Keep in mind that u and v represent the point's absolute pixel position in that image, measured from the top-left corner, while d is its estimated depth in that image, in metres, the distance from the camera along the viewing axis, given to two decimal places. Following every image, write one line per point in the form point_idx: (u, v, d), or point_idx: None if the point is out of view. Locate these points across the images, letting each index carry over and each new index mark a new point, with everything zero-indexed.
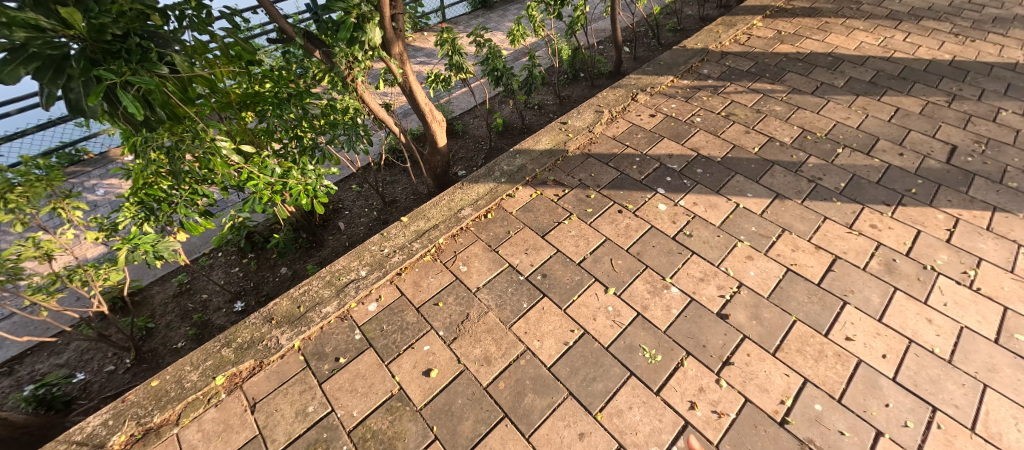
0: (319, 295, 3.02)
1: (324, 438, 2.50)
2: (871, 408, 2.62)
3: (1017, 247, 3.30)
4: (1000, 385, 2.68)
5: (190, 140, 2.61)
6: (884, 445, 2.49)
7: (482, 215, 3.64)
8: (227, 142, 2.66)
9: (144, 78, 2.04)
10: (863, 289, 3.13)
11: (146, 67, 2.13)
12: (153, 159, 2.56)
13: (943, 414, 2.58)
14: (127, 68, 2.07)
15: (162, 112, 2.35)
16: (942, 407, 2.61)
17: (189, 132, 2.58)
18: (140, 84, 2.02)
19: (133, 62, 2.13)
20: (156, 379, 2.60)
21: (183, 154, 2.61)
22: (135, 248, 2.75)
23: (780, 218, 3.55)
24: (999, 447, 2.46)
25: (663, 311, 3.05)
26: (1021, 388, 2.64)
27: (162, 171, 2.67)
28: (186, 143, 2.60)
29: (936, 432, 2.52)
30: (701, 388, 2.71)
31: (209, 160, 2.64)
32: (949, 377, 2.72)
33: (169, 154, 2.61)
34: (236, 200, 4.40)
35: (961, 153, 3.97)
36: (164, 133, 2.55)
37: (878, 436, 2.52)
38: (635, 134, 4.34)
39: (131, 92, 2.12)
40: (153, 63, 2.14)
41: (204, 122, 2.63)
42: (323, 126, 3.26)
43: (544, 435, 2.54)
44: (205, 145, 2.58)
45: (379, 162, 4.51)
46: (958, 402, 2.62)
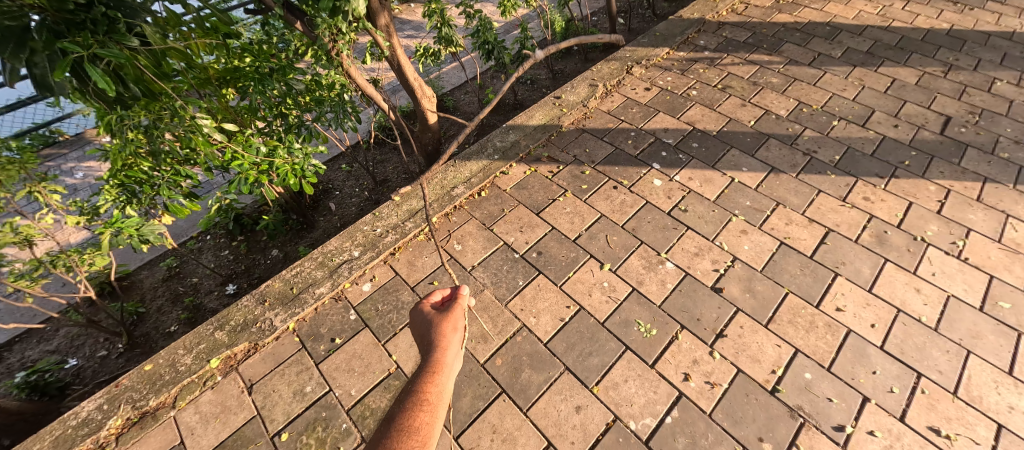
0: (312, 276, 2.98)
1: (323, 417, 2.52)
2: (858, 375, 2.68)
3: (1005, 217, 3.33)
4: (984, 351, 2.74)
5: (169, 118, 2.48)
6: (870, 411, 2.55)
7: (476, 193, 3.60)
8: (208, 119, 2.57)
9: (114, 51, 1.92)
10: (854, 261, 3.15)
11: (114, 39, 1.99)
12: (129, 139, 2.47)
13: (927, 379, 2.65)
14: (94, 40, 1.93)
15: (136, 87, 2.23)
16: (927, 373, 2.67)
17: (168, 110, 2.47)
18: (109, 58, 1.90)
19: (100, 34, 1.97)
20: (149, 363, 2.57)
21: (162, 133, 2.46)
22: (119, 232, 2.71)
23: (775, 192, 3.55)
24: (980, 410, 2.54)
25: (658, 285, 3.06)
26: (1002, 354, 2.71)
27: (141, 151, 2.59)
28: (164, 121, 2.47)
29: (920, 397, 2.59)
30: (694, 360, 2.75)
31: (190, 139, 2.56)
32: (935, 344, 2.78)
33: (146, 132, 2.48)
34: (222, 181, 4.32)
35: (954, 124, 3.96)
36: (139, 112, 2.40)
37: (865, 402, 2.58)
38: (630, 108, 4.27)
39: (101, 66, 1.99)
40: (122, 34, 2.01)
41: (183, 99, 2.49)
42: (309, 102, 3.16)
43: (540, 409, 2.58)
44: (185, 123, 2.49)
45: (368, 141, 4.42)
46: (942, 368, 2.69)
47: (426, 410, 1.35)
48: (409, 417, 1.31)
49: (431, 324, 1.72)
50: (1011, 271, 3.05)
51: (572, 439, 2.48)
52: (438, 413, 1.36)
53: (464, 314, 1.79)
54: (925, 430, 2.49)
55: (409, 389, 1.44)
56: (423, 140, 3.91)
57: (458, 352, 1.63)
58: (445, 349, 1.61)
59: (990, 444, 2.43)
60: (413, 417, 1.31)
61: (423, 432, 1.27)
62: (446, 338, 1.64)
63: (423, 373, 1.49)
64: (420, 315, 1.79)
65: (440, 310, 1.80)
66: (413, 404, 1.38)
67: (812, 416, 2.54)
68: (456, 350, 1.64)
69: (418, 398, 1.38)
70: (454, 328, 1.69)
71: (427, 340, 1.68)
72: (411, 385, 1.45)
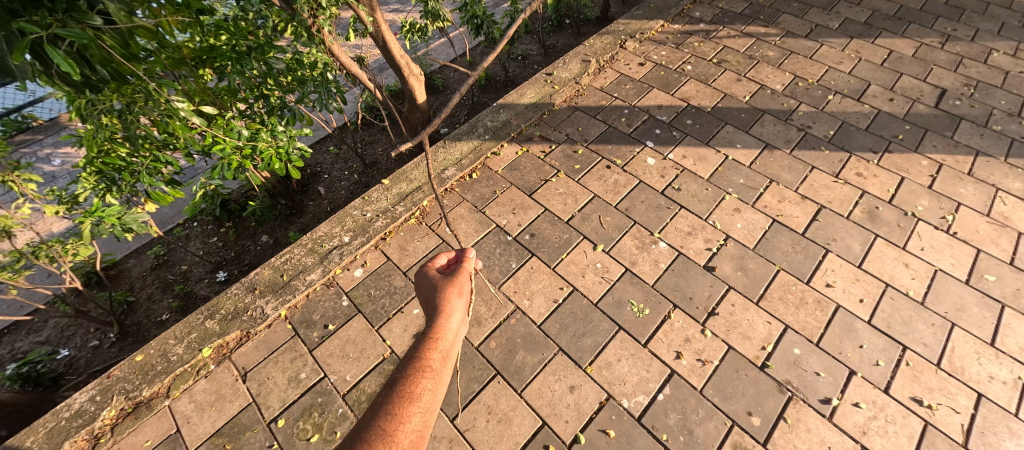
0: (302, 263, 2.95)
1: (319, 403, 2.53)
2: (846, 350, 2.72)
3: (994, 191, 3.34)
4: (967, 324, 2.79)
5: (144, 102, 2.38)
6: (856, 384, 2.61)
7: (467, 174, 3.54)
8: (184, 102, 2.48)
9: (75, 30, 1.78)
10: (845, 238, 3.17)
11: (75, 18, 1.85)
12: (103, 124, 2.37)
13: (912, 352, 2.70)
14: (53, 19, 1.78)
15: (104, 70, 2.06)
16: (912, 345, 2.72)
17: (142, 93, 2.36)
18: (71, 38, 1.76)
19: (60, 12, 1.80)
20: (140, 353, 2.55)
21: (137, 117, 2.41)
22: (100, 222, 2.66)
23: (769, 169, 3.53)
24: (961, 380, 2.60)
25: (651, 266, 3.06)
26: (984, 327, 2.76)
27: (117, 137, 2.51)
28: (139, 105, 2.39)
29: (905, 369, 2.65)
30: (686, 339, 2.78)
31: (167, 123, 2.48)
32: (920, 318, 2.82)
33: (120, 117, 2.39)
34: (205, 166, 4.23)
35: (949, 96, 3.93)
36: (111, 95, 2.30)
37: (852, 375, 2.64)
38: (624, 84, 4.18)
39: (63, 48, 1.85)
40: (84, 11, 1.87)
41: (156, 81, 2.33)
42: (291, 82, 3.05)
43: (535, 390, 2.61)
44: (160, 107, 2.40)
45: (356, 122, 4.33)
46: (927, 340, 2.74)
47: (430, 372, 1.47)
48: (413, 379, 1.44)
49: (435, 289, 1.82)
50: (998, 245, 3.08)
51: (566, 419, 2.52)
52: (441, 377, 1.48)
53: (469, 278, 1.89)
54: (907, 400, 2.55)
55: (413, 354, 1.55)
56: (412, 120, 3.84)
57: (461, 318, 1.72)
58: (448, 314, 1.69)
59: (970, 413, 2.50)
60: (417, 380, 1.44)
61: (425, 394, 1.40)
62: (449, 304, 1.73)
63: (426, 338, 1.59)
64: (426, 278, 1.89)
65: (445, 275, 1.90)
66: (415, 368, 1.49)
67: (801, 390, 2.59)
68: (459, 315, 1.73)
69: (422, 361, 1.50)
70: (458, 293, 1.78)
71: (432, 304, 1.78)
72: (414, 349, 1.55)
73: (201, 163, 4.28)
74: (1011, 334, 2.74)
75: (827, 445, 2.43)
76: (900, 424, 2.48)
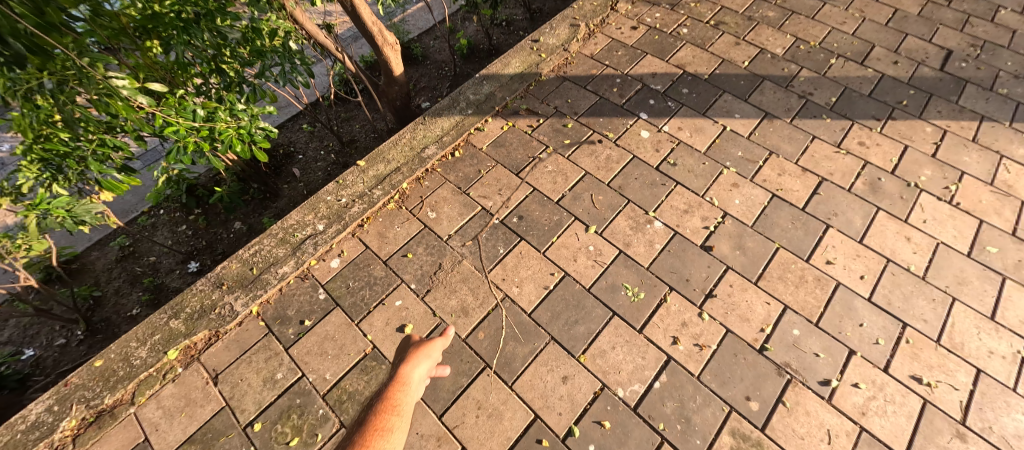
0: (273, 255, 2.81)
1: (298, 404, 2.43)
2: (846, 329, 2.51)
3: (999, 159, 3.11)
4: (967, 297, 2.58)
5: (78, 80, 2.11)
6: (856, 364, 2.41)
7: (449, 153, 3.32)
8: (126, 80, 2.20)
9: None
10: (846, 212, 2.92)
11: None
12: (34, 107, 2.08)
13: (912, 329, 2.49)
14: None
15: (21, 45, 1.77)
16: (913, 322, 2.51)
17: (74, 70, 2.08)
18: None
19: None
20: (99, 358, 2.45)
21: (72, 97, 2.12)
22: (47, 215, 2.46)
23: (768, 139, 3.29)
24: (961, 356, 2.41)
25: (646, 247, 2.85)
26: (984, 300, 2.56)
27: (54, 120, 2.23)
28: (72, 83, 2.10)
29: (904, 347, 2.44)
30: (683, 323, 2.57)
31: (107, 103, 2.22)
32: (920, 293, 2.60)
33: (53, 96, 2.12)
34: (163, 150, 3.96)
35: (955, 58, 3.68)
36: (38, 73, 2.01)
37: (851, 355, 2.43)
38: (615, 51, 3.91)
39: None
40: None
41: (91, 56, 2.07)
42: (250, 54, 2.76)
43: (526, 382, 2.44)
44: (96, 85, 2.14)
45: (329, 98, 4.06)
46: (927, 316, 2.53)
47: (393, 410, 1.08)
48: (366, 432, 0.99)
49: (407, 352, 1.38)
50: (1001, 215, 2.86)
51: (559, 411, 2.36)
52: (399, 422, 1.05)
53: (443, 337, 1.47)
54: (906, 379, 2.36)
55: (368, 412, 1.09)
56: (389, 94, 3.51)
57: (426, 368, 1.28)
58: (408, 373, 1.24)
59: (969, 390, 2.32)
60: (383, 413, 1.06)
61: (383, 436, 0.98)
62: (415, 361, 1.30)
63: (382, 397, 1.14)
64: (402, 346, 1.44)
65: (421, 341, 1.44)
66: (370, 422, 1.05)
67: (799, 373, 2.40)
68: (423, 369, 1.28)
69: (382, 401, 1.11)
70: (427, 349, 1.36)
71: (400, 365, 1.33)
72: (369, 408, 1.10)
73: (157, 146, 4.01)
74: (1011, 307, 2.53)
75: (825, 429, 2.26)
76: (900, 404, 2.30)
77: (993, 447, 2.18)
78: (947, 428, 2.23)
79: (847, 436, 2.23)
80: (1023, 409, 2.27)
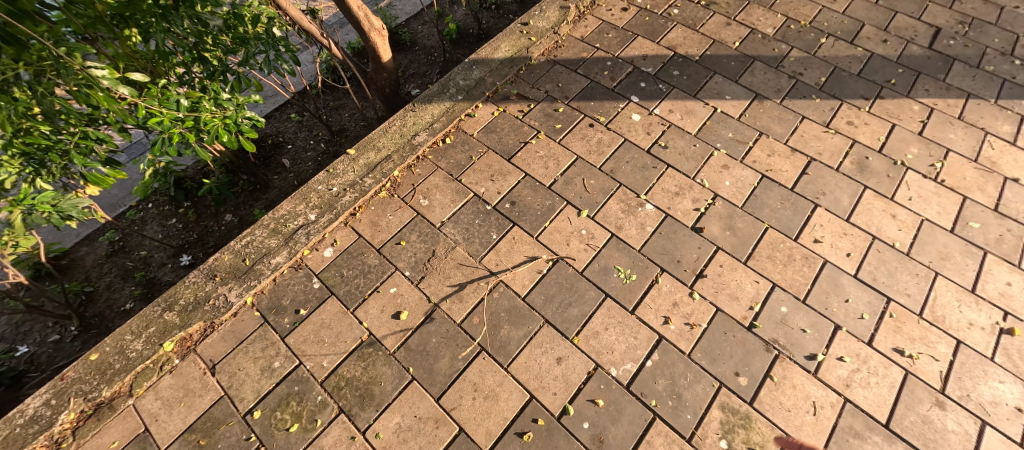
0: (265, 246, 2.82)
1: (297, 391, 2.46)
2: (831, 305, 2.57)
3: (983, 135, 3.14)
4: (950, 272, 2.63)
5: (56, 70, 2.07)
6: (841, 338, 2.47)
7: (440, 139, 3.31)
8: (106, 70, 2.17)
9: None
10: (834, 191, 2.96)
11: None
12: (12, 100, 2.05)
13: (896, 304, 2.55)
14: None
15: None
16: (896, 297, 2.57)
17: (51, 60, 2.05)
18: None
19: None
20: (94, 352, 2.47)
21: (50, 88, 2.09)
22: (33, 210, 2.44)
23: (758, 120, 3.31)
24: (942, 328, 2.47)
25: (638, 230, 2.87)
26: (966, 274, 2.62)
27: (34, 113, 2.20)
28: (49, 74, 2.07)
29: (888, 321, 2.51)
30: (675, 303, 2.62)
31: (87, 94, 2.18)
32: (905, 269, 2.66)
33: (30, 88, 2.09)
34: (147, 142, 3.92)
35: (943, 36, 3.69)
36: (14, 64, 1.99)
37: (837, 330, 2.49)
38: (606, 33, 3.88)
39: None
40: None
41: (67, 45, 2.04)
42: (232, 41, 2.73)
43: (521, 364, 2.48)
44: (75, 75, 2.10)
45: (317, 86, 4.03)
46: (911, 290, 2.58)
47: None
48: None
49: None
50: (984, 192, 2.91)
51: (554, 391, 2.41)
52: None
53: None
54: (889, 352, 2.42)
55: None
56: (378, 81, 3.49)
57: None
58: None
59: (949, 360, 2.39)
60: None
61: None
62: None
63: None
64: None
65: None
66: None
67: (787, 348, 2.46)
68: None
69: None
70: None
71: None
72: None
73: (142, 138, 3.97)
74: (991, 280, 2.60)
75: (811, 401, 2.32)
76: (882, 375, 2.36)
77: (971, 414, 2.26)
78: (927, 397, 2.30)
79: (831, 407, 2.30)
80: (1000, 377, 2.34)
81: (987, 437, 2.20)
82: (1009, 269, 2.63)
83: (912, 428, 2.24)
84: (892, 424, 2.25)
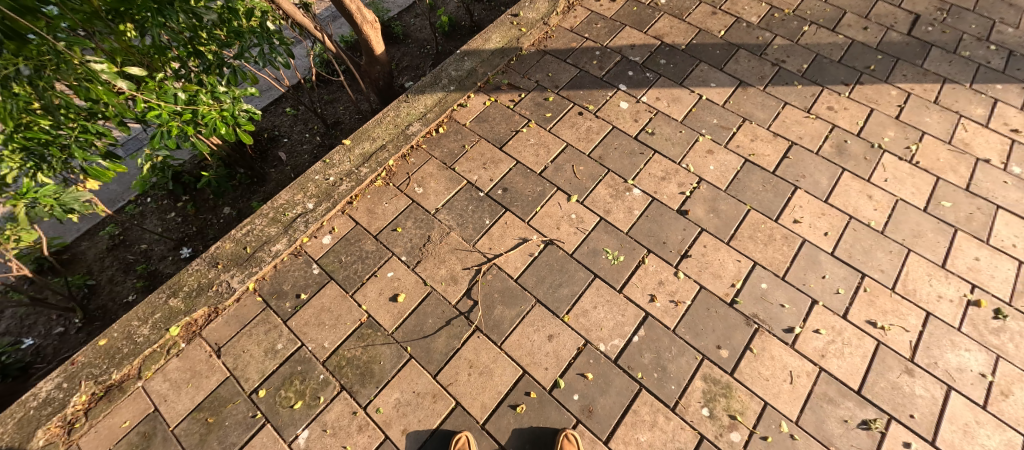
0: (265, 234, 2.91)
1: (300, 370, 2.58)
2: (809, 280, 2.69)
3: (958, 118, 3.26)
4: (922, 248, 2.76)
5: (55, 65, 2.16)
6: (818, 312, 2.60)
7: (434, 129, 3.41)
8: (104, 64, 2.25)
9: None
10: (814, 174, 3.07)
11: None
12: (12, 94, 2.13)
13: (871, 279, 2.68)
14: None
15: None
16: (871, 272, 2.69)
17: (51, 55, 2.14)
18: None
19: None
20: (103, 338, 2.56)
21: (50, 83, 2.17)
22: (36, 204, 2.53)
23: (742, 107, 3.41)
24: (913, 301, 2.60)
25: (626, 213, 2.98)
26: (937, 250, 2.74)
27: (35, 108, 2.28)
28: (49, 69, 2.15)
29: (862, 295, 2.63)
30: (660, 281, 2.73)
31: (87, 88, 2.27)
32: (880, 246, 2.78)
33: (31, 83, 2.17)
34: (145, 137, 3.99)
35: (922, 22, 3.79)
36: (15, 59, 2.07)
37: (814, 304, 2.62)
38: (595, 24, 3.97)
39: None
40: None
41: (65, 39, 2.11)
42: (227, 35, 2.80)
43: (514, 342, 2.60)
44: (75, 69, 2.19)
45: (311, 79, 4.11)
46: (884, 266, 2.71)
47: None
48: None
49: None
50: (957, 172, 3.02)
51: (545, 366, 2.52)
52: None
53: None
54: (863, 324, 2.55)
55: None
56: (371, 74, 3.58)
57: None
58: None
59: (918, 331, 2.52)
60: None
61: None
62: None
63: None
64: None
65: None
66: None
67: (766, 322, 2.58)
68: None
69: None
70: None
71: None
72: None
73: (139, 133, 4.03)
74: (961, 255, 2.73)
75: (788, 371, 2.45)
76: (855, 346, 2.50)
77: (938, 380, 2.40)
78: (897, 365, 2.44)
79: (807, 376, 2.43)
80: (966, 346, 2.48)
81: (952, 401, 2.34)
82: (978, 245, 2.76)
83: (883, 394, 2.38)
84: (863, 391, 2.39)
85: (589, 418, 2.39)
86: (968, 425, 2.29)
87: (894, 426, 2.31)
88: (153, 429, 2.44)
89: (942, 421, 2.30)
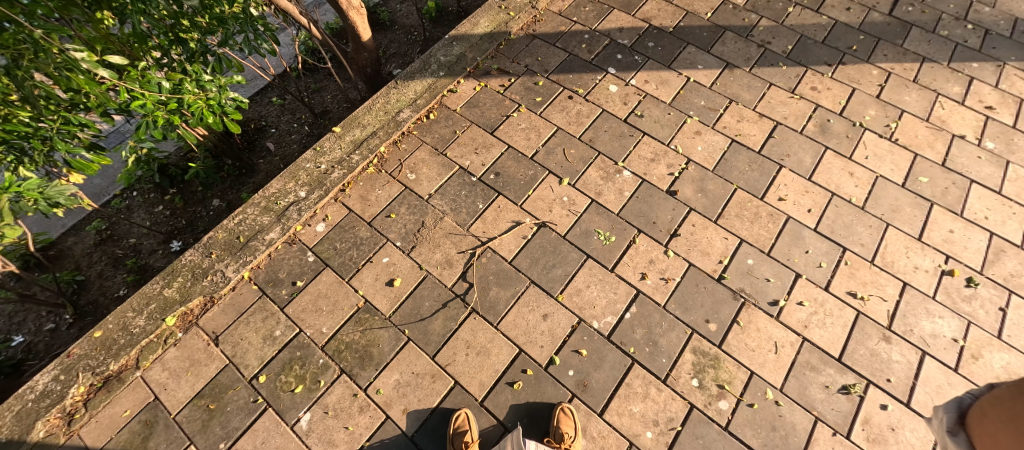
0: (259, 223, 2.92)
1: (299, 356, 2.62)
2: (793, 256, 2.78)
3: (935, 96, 3.35)
4: (900, 223, 2.86)
5: (33, 54, 2.14)
6: (802, 284, 2.69)
7: (425, 115, 3.42)
8: (84, 52, 2.24)
9: None
10: (798, 153, 3.15)
11: None
12: None
13: (851, 252, 2.78)
14: None
15: None
16: (851, 247, 2.79)
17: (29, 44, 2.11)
18: None
19: None
20: (99, 330, 2.57)
21: (27, 72, 2.16)
22: (20, 198, 2.50)
23: (729, 89, 3.46)
24: (891, 272, 2.71)
25: (616, 195, 3.04)
26: (915, 224, 2.84)
27: (13, 98, 2.25)
28: (27, 58, 2.13)
29: (843, 268, 2.73)
30: (651, 260, 2.81)
31: (67, 78, 2.26)
32: (860, 221, 2.88)
33: (8, 74, 2.14)
34: (128, 130, 3.94)
35: (903, 3, 3.86)
36: None
37: (798, 278, 2.71)
38: (583, 7, 3.98)
39: None
40: None
41: (41, 26, 2.10)
42: (208, 22, 2.77)
43: (510, 322, 2.66)
44: (54, 59, 2.18)
45: (297, 67, 4.08)
46: (865, 240, 2.81)
47: None
48: None
49: None
50: (933, 148, 3.12)
51: (541, 344, 2.59)
52: None
53: None
54: (844, 295, 2.66)
55: None
56: (359, 61, 3.57)
57: None
58: None
59: (896, 300, 2.63)
60: None
61: None
62: None
63: None
64: None
65: None
66: None
67: (752, 296, 2.67)
68: None
69: None
70: None
71: None
72: None
73: (122, 126, 3.98)
74: (936, 228, 2.84)
75: (773, 342, 2.55)
76: (837, 316, 2.60)
77: (913, 346, 2.51)
78: (876, 333, 2.55)
79: (791, 346, 2.53)
80: (940, 313, 2.59)
81: (926, 365, 2.46)
82: (953, 218, 2.86)
83: (862, 360, 2.49)
84: (844, 358, 2.50)
85: (584, 392, 2.47)
86: (940, 387, 2.41)
87: (872, 390, 2.42)
88: (154, 417, 2.47)
89: (916, 384, 2.42)
